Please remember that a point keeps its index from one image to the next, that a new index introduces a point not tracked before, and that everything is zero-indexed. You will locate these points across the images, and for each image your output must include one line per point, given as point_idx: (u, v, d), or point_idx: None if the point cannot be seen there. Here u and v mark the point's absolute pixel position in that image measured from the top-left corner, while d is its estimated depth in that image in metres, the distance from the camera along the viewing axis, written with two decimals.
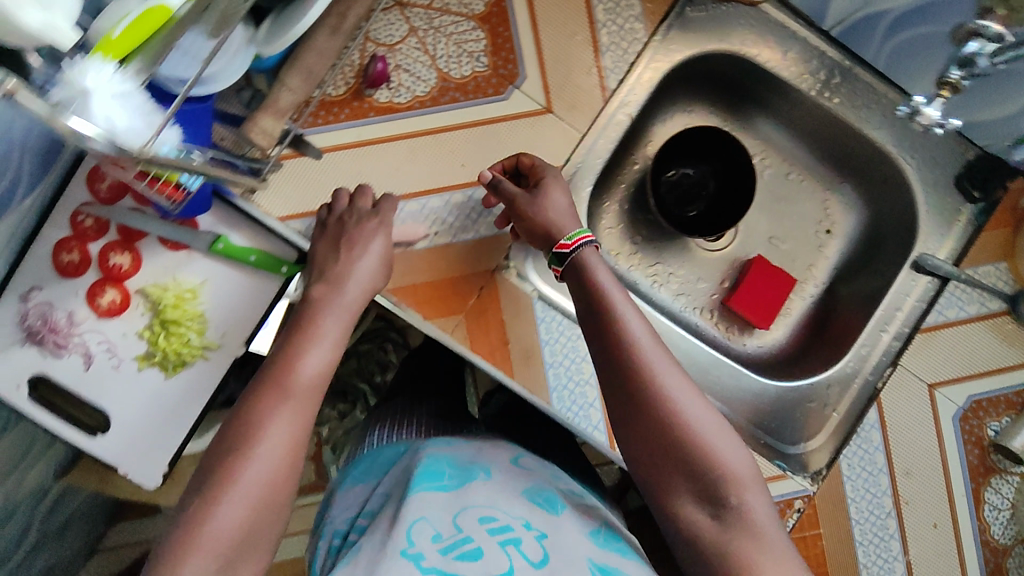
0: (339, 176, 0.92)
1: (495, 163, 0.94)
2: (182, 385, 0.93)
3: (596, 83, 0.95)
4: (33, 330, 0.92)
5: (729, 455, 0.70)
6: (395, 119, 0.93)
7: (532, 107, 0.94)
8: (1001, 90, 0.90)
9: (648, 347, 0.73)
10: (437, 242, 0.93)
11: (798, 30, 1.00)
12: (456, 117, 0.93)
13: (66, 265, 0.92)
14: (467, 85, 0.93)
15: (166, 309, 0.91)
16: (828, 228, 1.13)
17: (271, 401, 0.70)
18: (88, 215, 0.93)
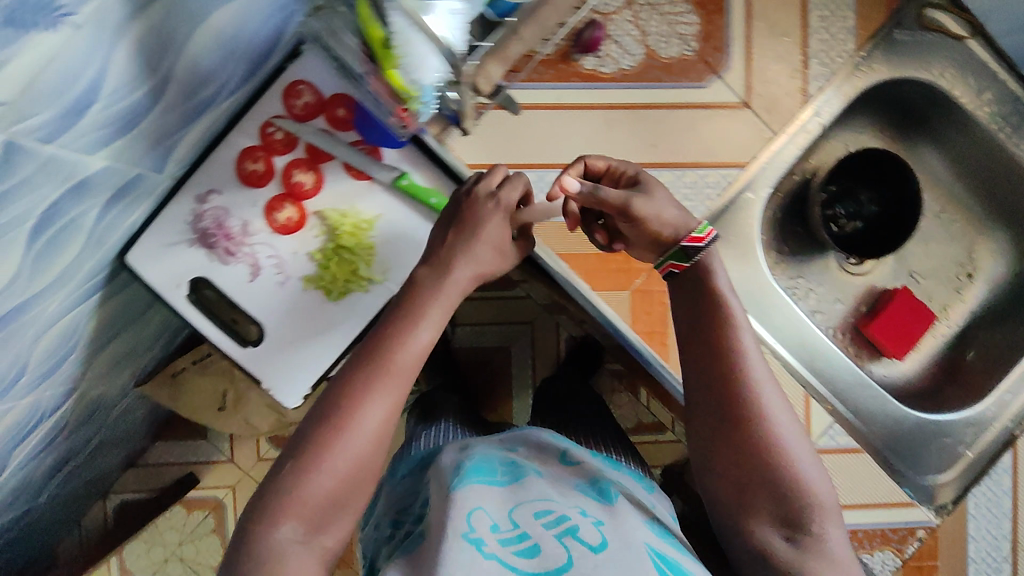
0: (535, 136, 0.92)
1: (684, 148, 0.93)
2: (339, 312, 0.94)
3: (797, 86, 0.94)
4: (207, 232, 0.93)
5: (816, 479, 0.66)
6: (597, 87, 0.92)
7: (731, 100, 0.93)
8: None
9: (753, 359, 0.70)
10: None
11: (998, 71, 1.01)
12: (657, 97, 0.92)
13: (250, 175, 0.93)
14: (673, 66, 0.93)
15: (343, 235, 0.94)
16: (970, 273, 1.11)
17: (365, 379, 0.66)
18: (279, 129, 0.93)
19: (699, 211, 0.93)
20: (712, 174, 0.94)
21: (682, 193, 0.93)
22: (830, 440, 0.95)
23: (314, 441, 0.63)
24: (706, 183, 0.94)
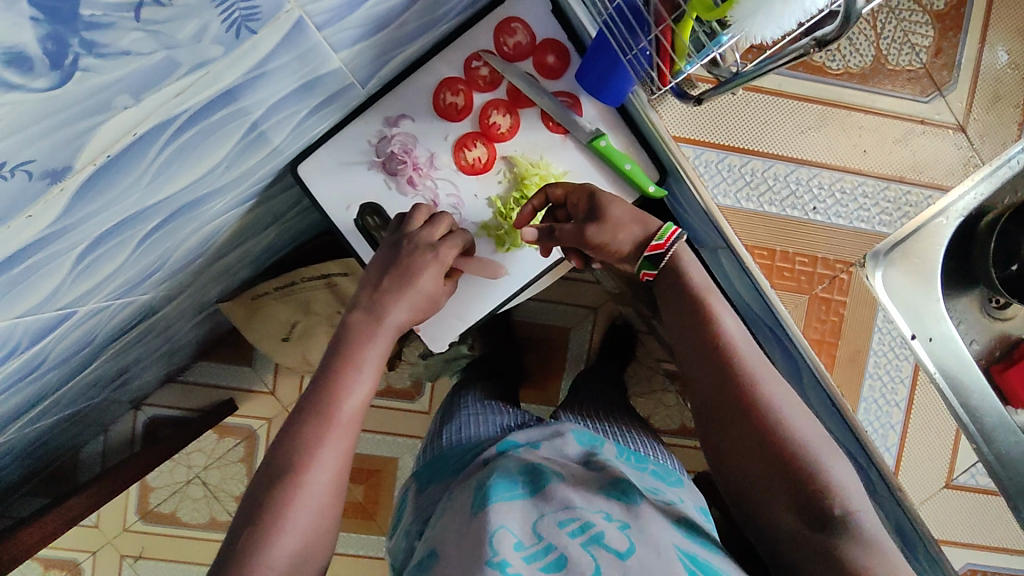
0: (747, 119, 0.90)
1: (895, 160, 0.91)
2: (508, 265, 0.92)
3: (1013, 121, 0.94)
4: (392, 156, 0.89)
5: (836, 469, 0.67)
6: (819, 81, 0.91)
7: (948, 121, 0.92)
8: None
9: (751, 355, 0.73)
10: (811, 217, 0.90)
11: None
12: (880, 101, 0.91)
13: (447, 106, 0.89)
14: (898, 75, 0.92)
15: (530, 187, 0.90)
16: None
17: (319, 435, 0.69)
18: (485, 65, 0.89)
19: (895, 227, 0.92)
20: (916, 192, 0.91)
21: (884, 205, 0.91)
22: (970, 477, 0.94)
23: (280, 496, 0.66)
24: (907, 200, 0.91)
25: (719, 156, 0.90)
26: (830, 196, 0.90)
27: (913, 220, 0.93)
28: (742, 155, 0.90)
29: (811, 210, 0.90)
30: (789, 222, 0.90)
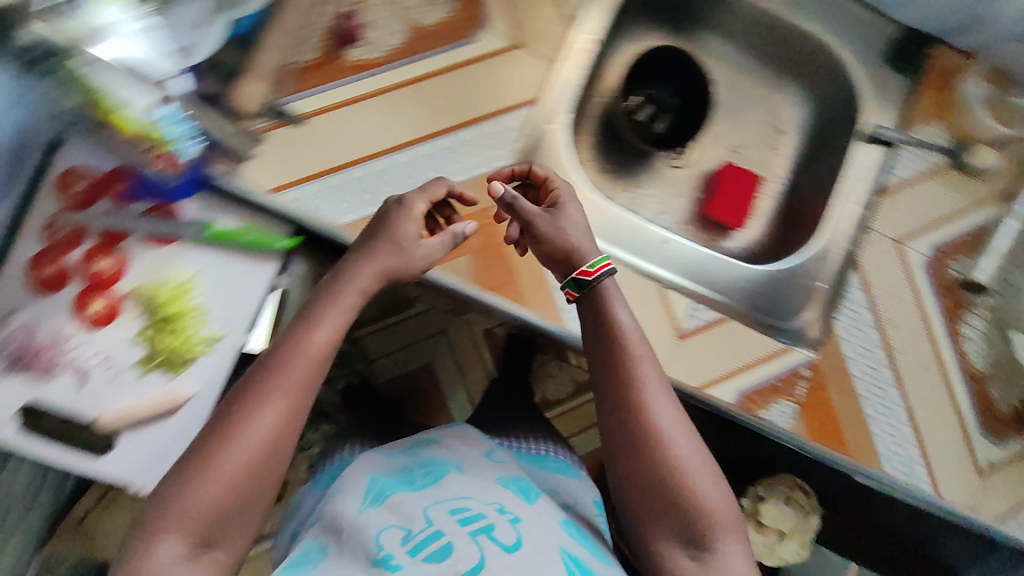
0: (318, 143, 0.74)
1: (465, 109, 0.78)
2: (189, 390, 0.72)
3: (554, 13, 0.82)
4: (15, 356, 0.67)
5: (711, 488, 0.56)
6: (371, 77, 0.76)
7: (500, 46, 0.79)
8: None
9: (653, 391, 0.58)
10: (432, 188, 0.76)
11: None
12: (464, 63, 0.78)
13: (43, 276, 0.68)
14: (440, 33, 0.78)
15: (165, 307, 0.71)
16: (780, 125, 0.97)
17: (272, 385, 0.53)
18: (61, 227, 0.68)
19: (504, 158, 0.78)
20: (492, 124, 0.79)
21: (477, 145, 0.78)
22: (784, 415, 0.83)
23: (198, 453, 0.51)
24: (486, 134, 0.78)
25: (323, 182, 0.74)
26: (467, 178, 0.77)
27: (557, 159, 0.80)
28: (332, 173, 0.74)
29: (411, 187, 0.76)
30: None
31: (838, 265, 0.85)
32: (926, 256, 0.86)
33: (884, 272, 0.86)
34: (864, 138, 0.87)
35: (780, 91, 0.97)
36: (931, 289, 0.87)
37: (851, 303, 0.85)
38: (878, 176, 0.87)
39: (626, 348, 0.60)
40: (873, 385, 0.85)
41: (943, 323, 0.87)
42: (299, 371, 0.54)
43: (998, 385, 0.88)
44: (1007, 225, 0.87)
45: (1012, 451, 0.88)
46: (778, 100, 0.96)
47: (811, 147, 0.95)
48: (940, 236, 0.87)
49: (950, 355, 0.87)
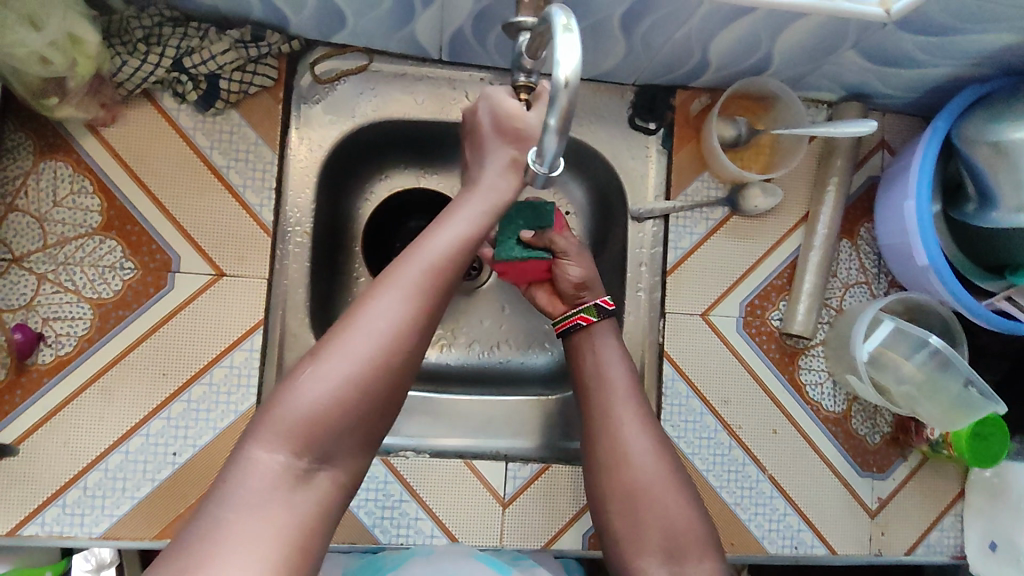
0: (46, 466, 0.68)
1: (193, 367, 0.70)
2: None
3: (253, 224, 0.72)
4: None
5: (679, 503, 0.62)
6: (74, 371, 0.69)
7: (204, 282, 0.71)
8: (783, 51, 0.70)
9: (614, 389, 0.68)
10: (182, 461, 0.70)
11: (446, 74, 0.79)
12: (164, 317, 0.70)
13: None
14: (131, 295, 0.70)
15: None
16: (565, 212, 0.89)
17: (395, 277, 0.53)
18: None
19: (254, 396, 0.71)
20: (218, 371, 0.71)
21: (220, 395, 0.71)
22: None
23: (321, 344, 0.51)
24: (222, 384, 0.71)
25: (61, 504, 0.68)
26: (205, 439, 0.70)
27: None
28: (72, 486, 0.68)
29: (161, 469, 0.69)
30: (163, 484, 0.69)
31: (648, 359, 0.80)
32: (738, 317, 0.80)
33: (699, 353, 0.79)
34: (633, 220, 0.81)
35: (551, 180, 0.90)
36: (755, 349, 0.80)
37: (673, 397, 0.78)
38: (661, 255, 0.80)
39: (607, 381, 0.68)
40: (724, 471, 0.78)
41: (778, 379, 0.80)
42: (425, 264, 0.54)
43: (861, 418, 0.81)
44: (813, 256, 0.79)
45: (900, 479, 0.81)
46: (551, 190, 0.89)
47: (598, 224, 0.89)
48: (745, 291, 0.80)
49: (798, 409, 0.80)
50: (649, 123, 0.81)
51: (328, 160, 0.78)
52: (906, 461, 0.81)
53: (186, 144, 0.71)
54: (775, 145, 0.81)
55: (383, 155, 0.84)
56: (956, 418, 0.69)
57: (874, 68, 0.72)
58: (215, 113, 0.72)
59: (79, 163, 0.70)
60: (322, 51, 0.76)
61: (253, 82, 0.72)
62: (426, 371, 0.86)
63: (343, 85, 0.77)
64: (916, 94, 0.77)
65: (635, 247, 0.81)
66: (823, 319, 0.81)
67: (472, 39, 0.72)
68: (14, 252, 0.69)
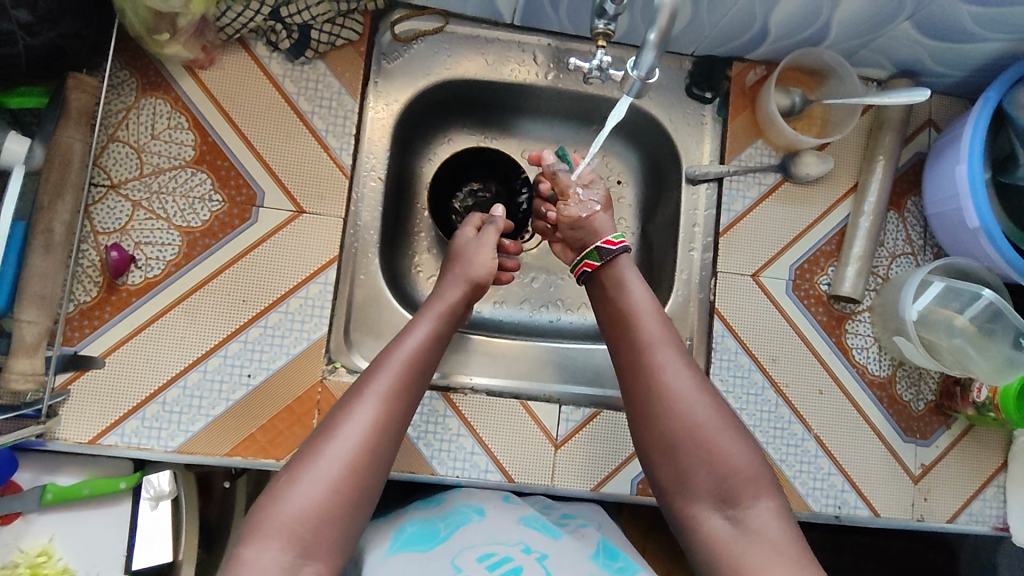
0: (132, 379, 0.72)
1: (270, 296, 0.74)
2: None
3: (332, 166, 0.77)
4: None
5: (731, 444, 0.61)
6: (160, 294, 0.73)
7: (284, 217, 0.75)
8: (842, 22, 0.74)
9: (649, 324, 0.67)
10: (256, 384, 0.73)
11: (516, 38, 0.83)
12: (247, 248, 0.74)
13: None
14: (216, 226, 0.74)
15: None
16: (616, 180, 0.94)
17: (369, 388, 0.61)
18: None
19: (326, 326, 0.75)
20: (294, 301, 0.75)
21: (294, 324, 0.74)
22: None
23: (306, 451, 0.58)
24: (296, 313, 0.75)
25: (140, 417, 0.72)
26: (278, 363, 0.74)
27: (383, 300, 0.80)
28: (154, 400, 0.72)
29: (237, 389, 0.73)
30: (238, 404, 0.73)
31: (699, 317, 0.84)
32: (787, 279, 0.83)
33: (748, 312, 0.82)
34: (687, 183, 0.85)
35: (606, 149, 0.94)
36: (803, 310, 0.83)
37: (723, 352, 0.81)
38: (714, 218, 0.84)
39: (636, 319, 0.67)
40: (769, 428, 0.80)
41: (825, 342, 0.83)
42: (393, 371, 0.62)
43: (905, 384, 0.83)
44: (862, 223, 0.82)
45: (943, 446, 0.83)
46: (604, 158, 0.93)
47: (650, 192, 0.93)
48: (795, 255, 0.83)
49: (845, 372, 0.82)
50: (706, 92, 0.85)
51: (403, 114, 0.82)
52: (949, 430, 0.83)
53: (275, 89, 0.76)
54: (826, 118, 0.84)
55: (449, 115, 0.90)
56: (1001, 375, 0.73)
57: (927, 42, 0.76)
58: (303, 62, 0.77)
59: (177, 101, 0.75)
60: (402, 11, 0.81)
61: (341, 34, 0.77)
62: (481, 322, 0.89)
63: (420, 45, 0.82)
64: (965, 71, 0.81)
65: (689, 210, 0.85)
66: (870, 285, 0.83)
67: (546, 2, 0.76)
68: (112, 179, 0.74)
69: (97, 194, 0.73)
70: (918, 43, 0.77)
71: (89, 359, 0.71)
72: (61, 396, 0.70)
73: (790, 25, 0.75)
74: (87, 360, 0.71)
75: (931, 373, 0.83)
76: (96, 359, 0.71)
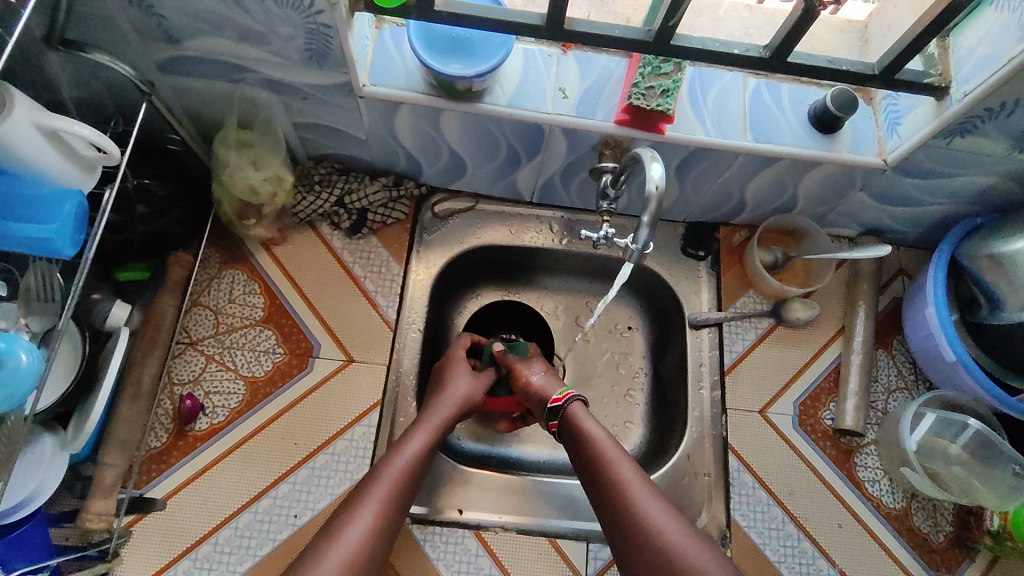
0: (190, 519, 0.78)
1: (320, 438, 0.82)
2: None
3: (379, 320, 0.89)
4: None
5: (710, 559, 0.62)
6: (223, 438, 0.81)
7: (335, 366, 0.86)
8: (807, 193, 0.89)
9: (615, 454, 0.72)
10: (301, 522, 0.78)
11: (535, 212, 1.00)
12: (301, 395, 0.84)
13: None
14: (277, 375, 0.85)
15: None
16: (627, 326, 1.05)
17: (363, 498, 0.65)
18: None
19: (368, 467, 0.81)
20: (340, 443, 0.82)
21: (339, 464, 0.81)
22: None
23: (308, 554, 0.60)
24: (341, 454, 0.81)
25: (193, 557, 0.76)
26: (324, 504, 0.79)
27: None
28: (208, 541, 0.77)
29: (285, 529, 0.78)
30: (285, 544, 0.77)
31: (714, 452, 0.89)
32: (792, 414, 0.90)
33: (758, 446, 0.88)
34: (691, 327, 0.95)
35: (616, 300, 1.06)
36: (810, 444, 0.89)
37: (740, 487, 0.86)
38: (718, 357, 0.93)
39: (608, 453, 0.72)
40: (795, 564, 0.83)
41: (838, 475, 0.87)
42: (387, 484, 0.67)
43: (922, 516, 0.86)
44: (853, 361, 0.91)
45: None
46: (616, 308, 1.06)
47: (658, 336, 1.03)
48: (796, 391, 0.91)
49: (860, 504, 0.86)
50: (699, 251, 0.99)
51: (440, 275, 0.95)
52: (977, 563, 0.84)
53: (335, 258, 0.91)
54: (807, 269, 0.97)
55: (478, 274, 1.04)
56: (1007, 499, 0.78)
57: (881, 206, 0.90)
58: (359, 236, 0.92)
59: (253, 272, 0.89)
60: (441, 195, 0.98)
61: (392, 215, 0.93)
62: (510, 461, 0.95)
63: (455, 220, 0.98)
64: (921, 228, 0.94)
65: (696, 351, 0.94)
66: (872, 419, 0.89)
67: (559, 185, 0.93)
68: (191, 337, 0.86)
69: (177, 350, 0.84)
70: (875, 208, 0.91)
71: (153, 502, 0.77)
72: (122, 537, 0.75)
73: (762, 197, 0.91)
74: (151, 502, 0.78)
75: (946, 506, 0.86)
76: (158, 501, 0.78)
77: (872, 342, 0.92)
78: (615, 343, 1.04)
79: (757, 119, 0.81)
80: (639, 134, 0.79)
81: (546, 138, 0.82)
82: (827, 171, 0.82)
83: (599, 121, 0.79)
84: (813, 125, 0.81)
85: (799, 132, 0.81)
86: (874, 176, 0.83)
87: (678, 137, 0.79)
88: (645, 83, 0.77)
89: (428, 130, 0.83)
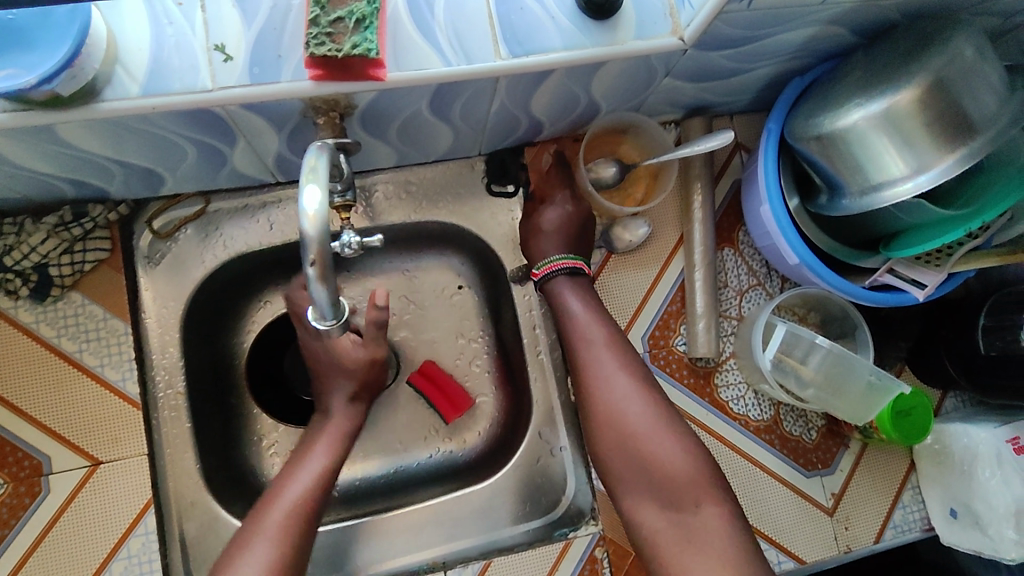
0: None
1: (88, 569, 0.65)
2: None
3: (118, 401, 0.68)
4: None
5: (668, 445, 0.65)
6: None
7: (78, 478, 0.67)
8: (609, 93, 0.70)
9: (584, 328, 0.72)
10: None
11: (290, 192, 0.77)
12: (46, 526, 0.66)
13: None
14: (4, 513, 0.65)
15: None
16: (452, 288, 0.89)
17: (264, 525, 0.59)
18: None
19: None
20: (115, 567, 0.66)
21: None
22: None
23: None
24: None
25: None
26: None
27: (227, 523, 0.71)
28: None
29: None
30: None
31: (567, 421, 0.78)
32: (643, 352, 0.79)
33: None
34: (516, 284, 0.81)
35: (433, 261, 0.89)
36: (668, 380, 0.79)
37: None
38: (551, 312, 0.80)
39: (582, 335, 0.71)
40: None
41: (701, 404, 0.79)
42: (286, 501, 0.61)
43: (792, 420, 0.81)
44: (697, 276, 0.79)
45: (848, 468, 0.81)
46: (436, 272, 0.88)
47: (490, 292, 0.88)
48: (644, 325, 0.79)
49: (727, 428, 0.79)
50: (507, 186, 0.81)
51: (189, 310, 0.74)
52: (848, 450, 0.81)
53: (31, 339, 0.68)
54: (653, 172, 0.81)
55: (256, 280, 0.81)
56: (871, 406, 0.72)
57: (698, 84, 0.72)
58: (54, 300, 0.69)
59: None
60: (155, 205, 0.73)
61: (86, 259, 0.68)
62: (354, 491, 0.82)
63: (186, 234, 0.74)
64: (749, 94, 0.78)
65: (526, 312, 0.80)
66: (727, 331, 0.80)
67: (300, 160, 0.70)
68: None
69: None
70: (692, 87, 0.73)
71: None
72: None
73: (557, 109, 0.70)
74: None
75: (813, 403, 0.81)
76: None
77: (714, 246, 0.79)
78: (444, 312, 0.88)
79: (510, 23, 0.58)
80: (352, 87, 0.55)
81: (231, 121, 0.57)
82: (618, 65, 0.63)
83: (288, 83, 0.54)
84: (585, 12, 0.59)
85: (568, 29, 0.59)
86: (678, 58, 0.64)
87: (406, 78, 0.56)
88: (327, 16, 0.51)
89: (63, 151, 0.57)
